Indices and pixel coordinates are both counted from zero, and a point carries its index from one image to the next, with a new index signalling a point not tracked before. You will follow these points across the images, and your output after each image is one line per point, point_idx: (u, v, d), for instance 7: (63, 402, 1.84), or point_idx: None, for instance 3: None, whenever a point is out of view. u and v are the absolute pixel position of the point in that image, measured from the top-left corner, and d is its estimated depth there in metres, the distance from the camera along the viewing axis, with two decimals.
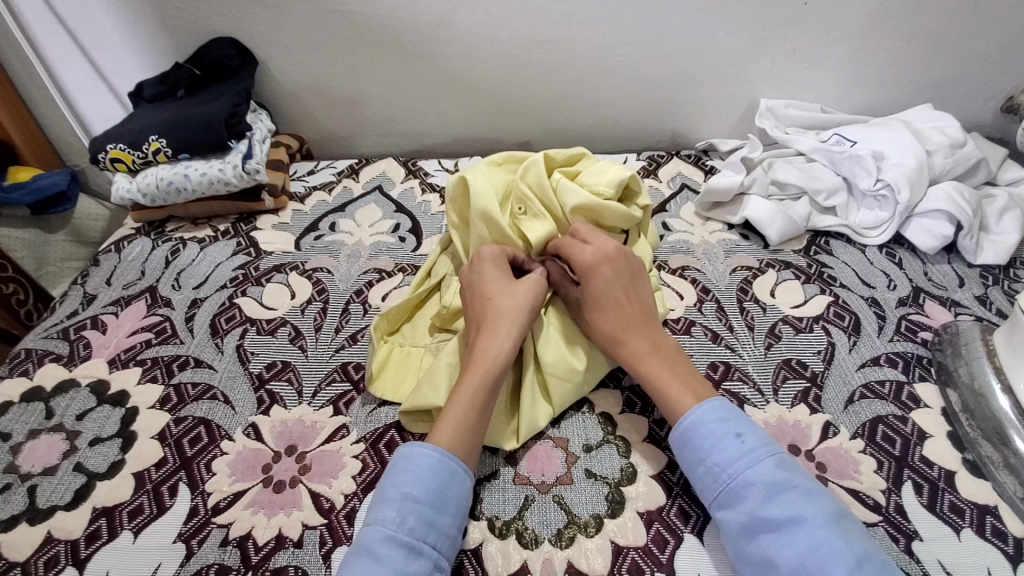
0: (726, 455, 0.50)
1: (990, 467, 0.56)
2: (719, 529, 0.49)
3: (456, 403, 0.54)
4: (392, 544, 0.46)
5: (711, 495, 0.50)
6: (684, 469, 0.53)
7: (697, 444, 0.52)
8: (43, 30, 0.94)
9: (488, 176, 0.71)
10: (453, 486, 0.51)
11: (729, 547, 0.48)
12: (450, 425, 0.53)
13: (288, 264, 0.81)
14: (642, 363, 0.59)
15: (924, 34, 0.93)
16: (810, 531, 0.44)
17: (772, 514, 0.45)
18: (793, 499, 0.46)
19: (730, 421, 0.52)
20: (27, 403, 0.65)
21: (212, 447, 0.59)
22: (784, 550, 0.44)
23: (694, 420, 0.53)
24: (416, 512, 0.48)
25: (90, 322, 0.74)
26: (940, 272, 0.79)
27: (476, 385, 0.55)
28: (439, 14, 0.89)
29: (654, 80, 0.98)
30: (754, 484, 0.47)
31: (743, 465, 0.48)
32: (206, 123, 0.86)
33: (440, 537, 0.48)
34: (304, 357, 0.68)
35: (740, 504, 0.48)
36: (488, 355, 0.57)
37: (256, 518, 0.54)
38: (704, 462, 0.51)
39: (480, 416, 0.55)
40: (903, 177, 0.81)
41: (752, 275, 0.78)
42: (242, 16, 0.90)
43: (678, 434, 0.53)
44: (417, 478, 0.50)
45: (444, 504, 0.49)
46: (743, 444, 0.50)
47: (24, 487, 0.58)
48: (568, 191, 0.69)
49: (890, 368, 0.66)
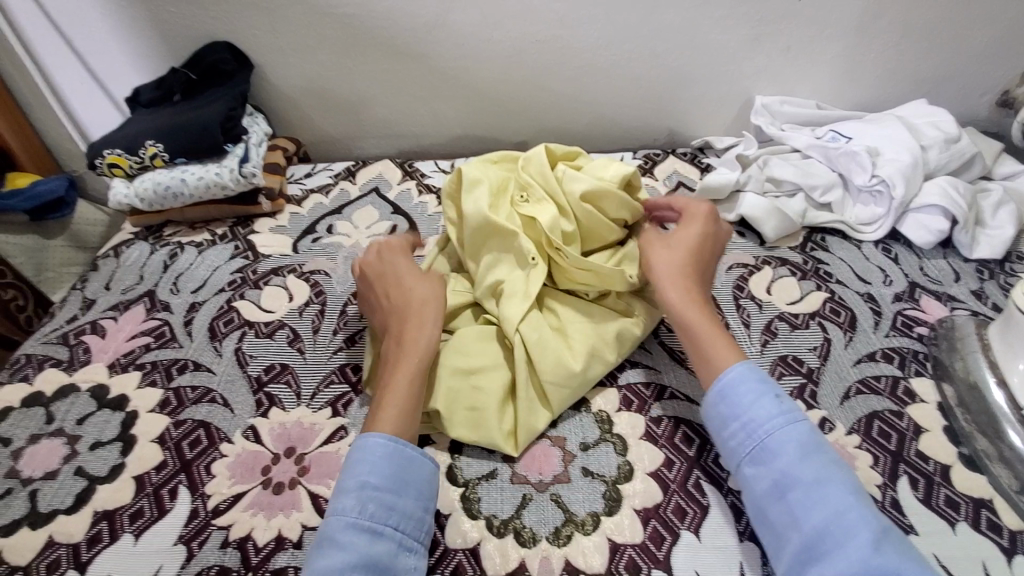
0: (763, 412, 0.51)
1: (986, 462, 0.57)
2: (742, 486, 0.51)
3: (395, 392, 0.55)
4: (355, 531, 0.46)
5: (743, 451, 0.51)
6: (715, 423, 0.54)
7: (735, 400, 0.53)
8: (40, 37, 0.95)
9: (485, 170, 0.71)
10: (412, 469, 0.51)
11: (751, 503, 0.50)
12: (393, 412, 0.54)
13: (286, 267, 0.81)
14: (692, 314, 0.60)
15: (917, 30, 0.93)
16: (839, 495, 0.45)
17: (803, 474, 0.47)
18: (826, 464, 0.47)
19: (769, 384, 0.53)
20: (27, 409, 0.65)
21: (211, 450, 0.60)
22: (810, 509, 0.45)
23: (732, 377, 0.54)
24: (375, 498, 0.48)
25: (90, 327, 0.75)
26: (936, 267, 0.79)
27: (407, 365, 0.57)
28: (435, 15, 0.89)
29: (649, 78, 0.98)
30: (789, 444, 0.49)
31: (780, 427, 0.50)
32: (203, 128, 0.86)
33: (403, 518, 0.49)
34: (302, 359, 0.68)
35: (771, 460, 0.49)
36: (419, 345, 0.59)
37: (255, 520, 0.54)
38: (741, 418, 0.52)
39: (416, 403, 0.56)
40: (898, 173, 0.81)
41: (749, 272, 0.78)
42: (238, 20, 0.90)
43: (716, 389, 0.54)
44: (376, 466, 0.50)
45: (404, 487, 0.50)
46: (780, 406, 0.51)
47: (25, 491, 0.58)
48: (572, 180, 0.68)
49: (885, 364, 0.66)
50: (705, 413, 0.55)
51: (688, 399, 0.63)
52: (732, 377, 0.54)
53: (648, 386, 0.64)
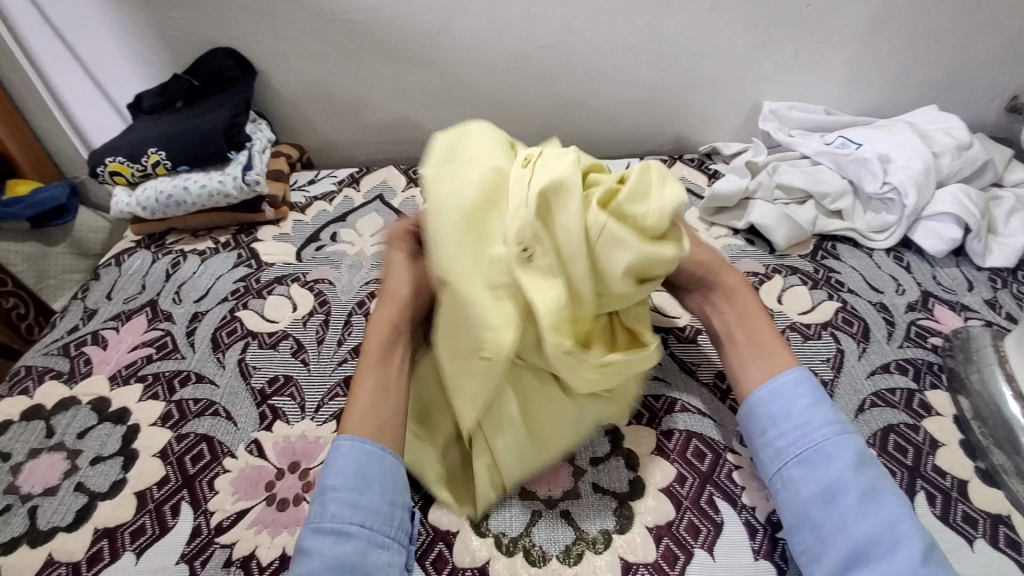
0: (819, 419, 0.51)
1: (1004, 476, 0.56)
2: (782, 487, 0.50)
3: (360, 385, 0.55)
4: (321, 535, 0.47)
5: (791, 453, 0.50)
6: (760, 422, 0.53)
7: (791, 403, 0.52)
8: (41, 43, 0.94)
9: (459, 191, 0.52)
10: (374, 463, 0.50)
11: (789, 506, 0.49)
12: (356, 410, 0.53)
13: (290, 276, 0.80)
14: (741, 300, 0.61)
15: (926, 35, 0.92)
16: (891, 504, 0.46)
17: (857, 481, 0.47)
18: (875, 475, 0.48)
19: (823, 394, 0.53)
20: (27, 422, 0.64)
21: (214, 465, 0.59)
22: (861, 515, 0.46)
23: (793, 377, 0.54)
24: (337, 498, 0.48)
25: (91, 337, 0.74)
26: (949, 276, 0.78)
27: (371, 359, 0.56)
28: (439, 21, 0.89)
29: (655, 84, 0.97)
30: (842, 451, 0.49)
31: (835, 434, 0.49)
32: (206, 135, 0.85)
33: (370, 515, 0.48)
34: (307, 371, 0.67)
35: (822, 466, 0.48)
36: (376, 338, 0.58)
37: (259, 538, 0.53)
38: (795, 420, 0.51)
39: (384, 396, 0.54)
40: (910, 180, 0.80)
41: (759, 281, 0.77)
42: (240, 26, 0.90)
43: (768, 389, 0.54)
44: (338, 467, 0.50)
45: (367, 484, 0.49)
46: (835, 415, 0.51)
47: (25, 507, 0.57)
48: (610, 251, 0.48)
49: (900, 376, 0.65)
50: (748, 410, 0.54)
51: (701, 413, 0.61)
52: (788, 378, 0.54)
53: (659, 399, 0.63)
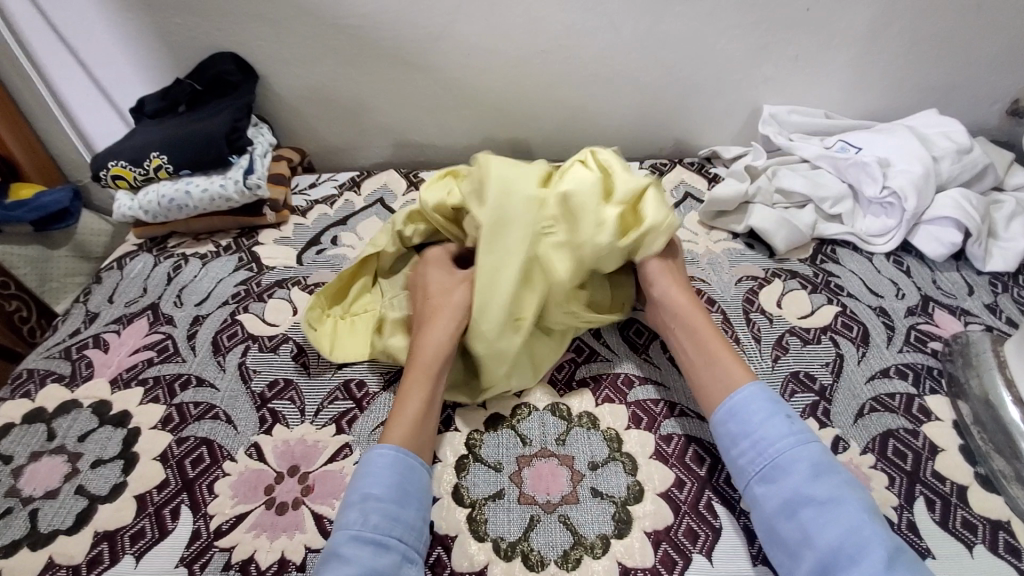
0: (775, 431, 0.50)
1: (1003, 482, 0.55)
2: (752, 504, 0.50)
3: (406, 401, 0.56)
4: (358, 543, 0.46)
5: (752, 469, 0.50)
6: (724, 442, 0.53)
7: (745, 418, 0.52)
8: (44, 47, 0.94)
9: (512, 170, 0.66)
10: (413, 479, 0.51)
11: (761, 523, 0.49)
12: (400, 424, 0.54)
13: (290, 279, 0.81)
14: (691, 316, 0.62)
15: (927, 38, 0.92)
16: (852, 511, 0.45)
17: (816, 492, 0.46)
18: (837, 483, 0.47)
19: (779, 403, 0.53)
20: (28, 425, 0.65)
21: (214, 468, 0.59)
22: (822, 526, 0.45)
23: (744, 397, 0.54)
24: (379, 509, 0.48)
25: (93, 341, 0.74)
26: (949, 280, 0.78)
27: (427, 373, 0.58)
28: (441, 25, 0.89)
29: (656, 87, 0.97)
30: (799, 463, 0.48)
31: (791, 446, 0.49)
32: (208, 139, 0.86)
33: (406, 530, 0.48)
34: (306, 374, 0.67)
35: (783, 479, 0.48)
36: (427, 354, 0.59)
37: (258, 542, 0.53)
38: (751, 436, 0.51)
39: (427, 413, 0.56)
40: (909, 184, 0.80)
41: (758, 285, 0.77)
42: (242, 31, 0.90)
43: (725, 409, 0.54)
44: (379, 478, 0.50)
45: (406, 498, 0.50)
46: (791, 426, 0.51)
47: (25, 510, 0.58)
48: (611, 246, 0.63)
49: (899, 380, 0.65)
50: (715, 432, 0.55)
51: (699, 417, 0.61)
52: (741, 397, 0.54)
53: (658, 403, 0.63)
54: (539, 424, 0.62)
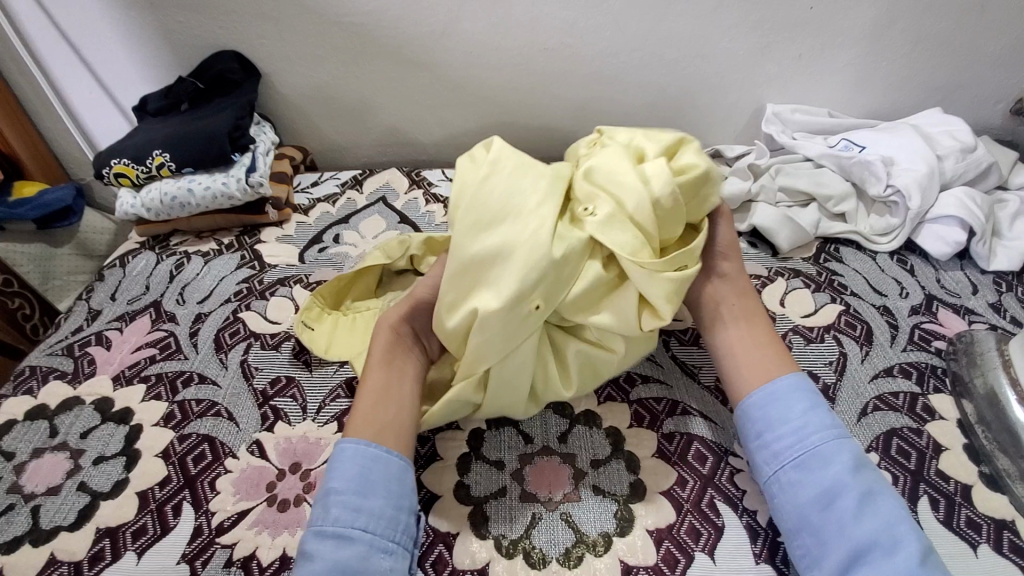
0: (816, 422, 0.51)
1: (1008, 481, 0.55)
2: (781, 491, 0.50)
3: (364, 389, 0.56)
4: (322, 538, 0.47)
5: (787, 455, 0.50)
6: (757, 426, 0.53)
7: (786, 406, 0.53)
8: (48, 46, 0.95)
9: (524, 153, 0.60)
10: (377, 468, 0.50)
11: (788, 509, 0.49)
12: (358, 412, 0.55)
13: (292, 277, 0.81)
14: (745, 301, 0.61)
15: (931, 37, 0.92)
16: (891, 507, 0.46)
17: (855, 483, 0.47)
18: (872, 478, 0.48)
19: (818, 397, 0.54)
20: (31, 422, 0.65)
21: (215, 465, 0.59)
22: (861, 517, 0.46)
23: (786, 383, 0.54)
24: (340, 501, 0.48)
25: (95, 338, 0.74)
26: (953, 279, 0.78)
27: (378, 361, 0.58)
28: (443, 24, 0.89)
29: (658, 86, 0.97)
30: (839, 454, 0.49)
31: (832, 437, 0.50)
32: (210, 137, 0.86)
33: (372, 519, 0.48)
34: (308, 372, 0.67)
35: (820, 468, 0.49)
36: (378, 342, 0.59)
37: (259, 539, 0.53)
38: (792, 423, 0.51)
39: (385, 397, 0.55)
40: (914, 183, 0.79)
41: (761, 284, 0.77)
42: (246, 29, 0.90)
43: (765, 392, 0.54)
44: (341, 471, 0.50)
45: (368, 487, 0.49)
46: (831, 419, 0.52)
47: (28, 507, 0.58)
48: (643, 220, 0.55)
49: (903, 379, 0.65)
50: (745, 414, 0.54)
51: (702, 415, 0.61)
52: (783, 385, 0.54)
53: (660, 401, 0.63)
54: (541, 421, 0.62)
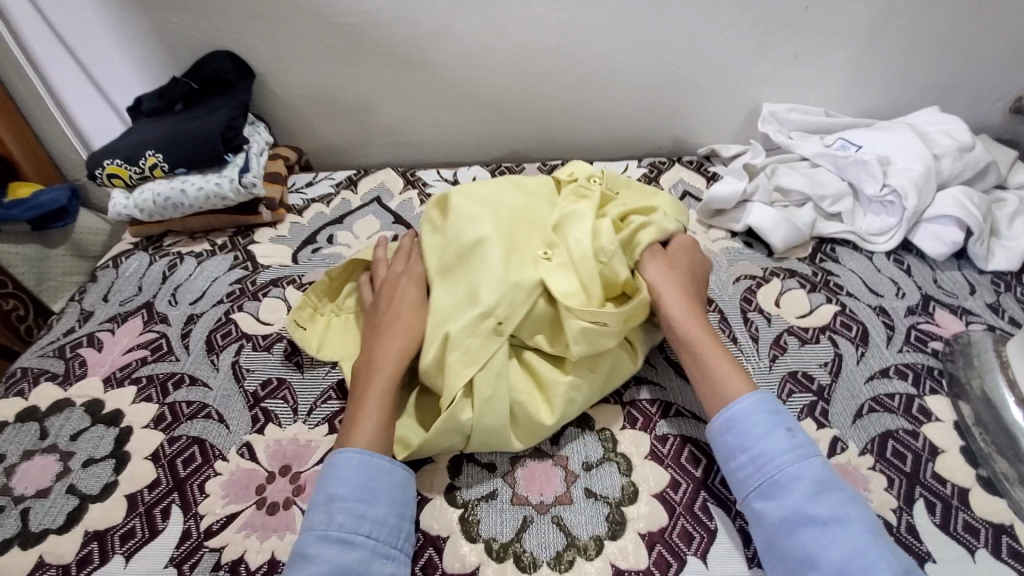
0: (776, 445, 0.50)
1: (1005, 484, 0.55)
2: (751, 520, 0.49)
3: (368, 404, 0.54)
4: (325, 543, 0.46)
5: (751, 484, 0.50)
6: (722, 454, 0.53)
7: (744, 432, 0.51)
8: (42, 47, 0.94)
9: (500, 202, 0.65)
10: (381, 476, 0.51)
11: (759, 537, 0.48)
12: (363, 427, 0.53)
13: (285, 278, 0.80)
14: (686, 327, 0.59)
15: (928, 35, 0.91)
16: (858, 533, 0.44)
17: (818, 510, 0.46)
18: (841, 500, 0.46)
19: (782, 416, 0.52)
20: (21, 424, 0.65)
21: (205, 467, 0.59)
22: (827, 545, 0.44)
23: (743, 408, 0.52)
24: (345, 509, 0.48)
25: (87, 339, 0.74)
26: (951, 279, 0.77)
27: (387, 378, 0.56)
28: (437, 24, 0.88)
29: (654, 86, 0.97)
30: (800, 480, 0.47)
31: (792, 461, 0.49)
32: (203, 137, 0.85)
33: (376, 526, 0.48)
34: (300, 373, 0.67)
35: (783, 495, 0.48)
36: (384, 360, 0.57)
37: (248, 542, 0.53)
38: (750, 450, 0.50)
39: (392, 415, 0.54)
40: (910, 183, 0.79)
41: (757, 284, 0.76)
42: (240, 30, 0.90)
43: (725, 418, 0.53)
44: (343, 477, 0.50)
45: (373, 495, 0.49)
46: (793, 440, 0.50)
47: (17, 510, 0.57)
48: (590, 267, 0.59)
49: (899, 380, 0.64)
50: (712, 441, 0.54)
51: (694, 417, 0.61)
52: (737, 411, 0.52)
53: (653, 403, 0.62)
54: None
